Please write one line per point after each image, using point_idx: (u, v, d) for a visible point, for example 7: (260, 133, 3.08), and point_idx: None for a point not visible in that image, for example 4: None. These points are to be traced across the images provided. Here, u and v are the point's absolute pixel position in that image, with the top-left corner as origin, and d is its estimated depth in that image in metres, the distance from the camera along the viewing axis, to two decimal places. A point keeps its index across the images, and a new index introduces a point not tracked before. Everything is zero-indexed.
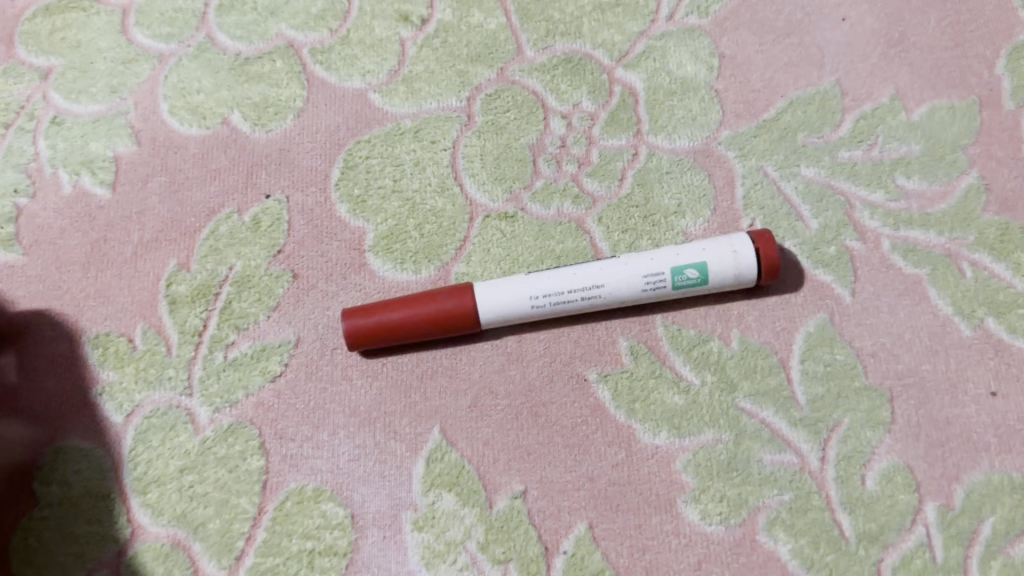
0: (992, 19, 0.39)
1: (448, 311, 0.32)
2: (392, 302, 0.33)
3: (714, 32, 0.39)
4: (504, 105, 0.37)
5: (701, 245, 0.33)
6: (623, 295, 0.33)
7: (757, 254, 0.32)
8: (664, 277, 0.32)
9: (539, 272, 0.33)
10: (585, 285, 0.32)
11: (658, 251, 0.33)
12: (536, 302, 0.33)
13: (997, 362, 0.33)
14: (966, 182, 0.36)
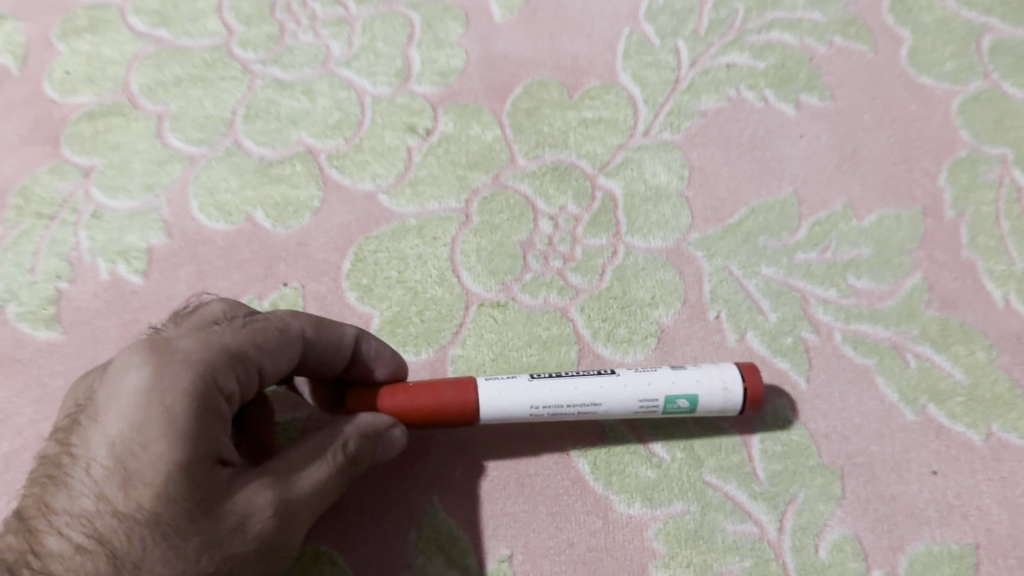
0: (933, 139, 0.44)
1: (452, 403, 0.34)
2: (400, 390, 0.35)
3: (686, 146, 0.44)
4: (498, 207, 0.42)
5: (696, 376, 0.35)
6: (612, 413, 0.35)
7: (745, 393, 0.34)
8: (656, 402, 0.35)
9: (542, 381, 0.34)
10: (584, 401, 0.34)
11: (656, 375, 0.35)
12: (534, 411, 0.34)
13: (938, 443, 0.37)
14: (910, 282, 0.40)
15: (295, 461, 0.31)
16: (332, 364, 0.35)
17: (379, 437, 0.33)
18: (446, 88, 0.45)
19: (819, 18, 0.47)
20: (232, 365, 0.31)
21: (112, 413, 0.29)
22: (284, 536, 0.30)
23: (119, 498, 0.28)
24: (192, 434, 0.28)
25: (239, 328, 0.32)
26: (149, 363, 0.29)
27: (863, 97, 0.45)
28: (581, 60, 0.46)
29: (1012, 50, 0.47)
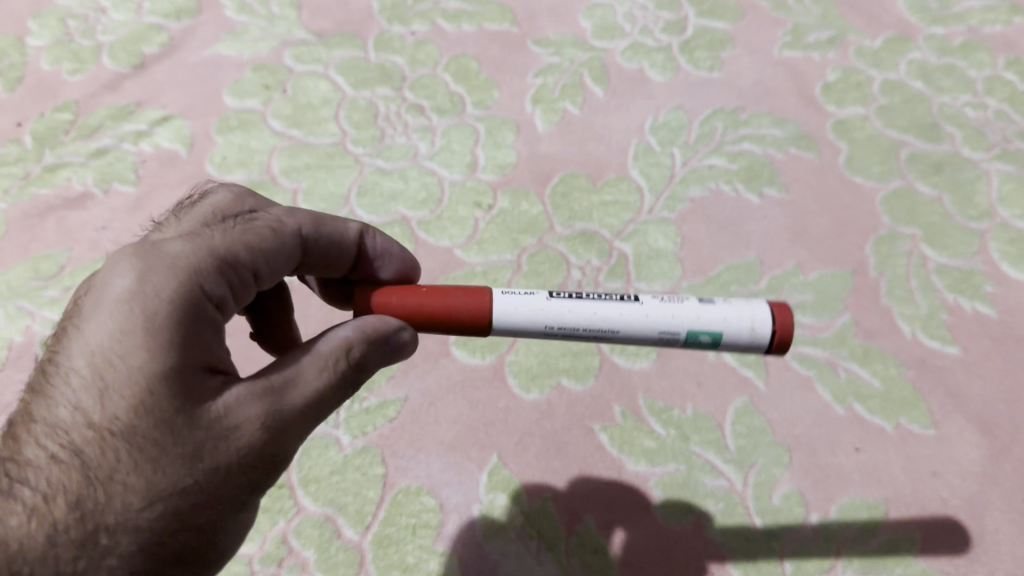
0: (863, 221, 0.60)
1: (466, 311, 0.38)
2: (415, 297, 0.39)
3: (679, 222, 0.59)
4: (542, 259, 0.57)
5: (724, 314, 0.38)
6: (633, 338, 0.38)
7: (772, 334, 0.38)
8: (678, 334, 0.38)
9: (561, 304, 0.38)
10: (601, 326, 0.38)
11: (681, 310, 0.38)
12: (549, 328, 0.39)
13: (861, 431, 0.51)
14: (841, 319, 0.55)
15: (290, 373, 0.34)
16: (337, 257, 0.41)
17: (377, 347, 0.37)
18: (503, 177, 0.61)
19: (778, 134, 0.64)
20: (224, 266, 0.35)
21: (94, 325, 0.33)
22: (272, 444, 0.34)
23: (96, 409, 0.33)
24: (173, 342, 0.33)
25: (230, 232, 0.36)
26: (133, 274, 0.33)
27: (810, 190, 0.61)
28: (602, 159, 0.63)
29: (922, 161, 0.63)
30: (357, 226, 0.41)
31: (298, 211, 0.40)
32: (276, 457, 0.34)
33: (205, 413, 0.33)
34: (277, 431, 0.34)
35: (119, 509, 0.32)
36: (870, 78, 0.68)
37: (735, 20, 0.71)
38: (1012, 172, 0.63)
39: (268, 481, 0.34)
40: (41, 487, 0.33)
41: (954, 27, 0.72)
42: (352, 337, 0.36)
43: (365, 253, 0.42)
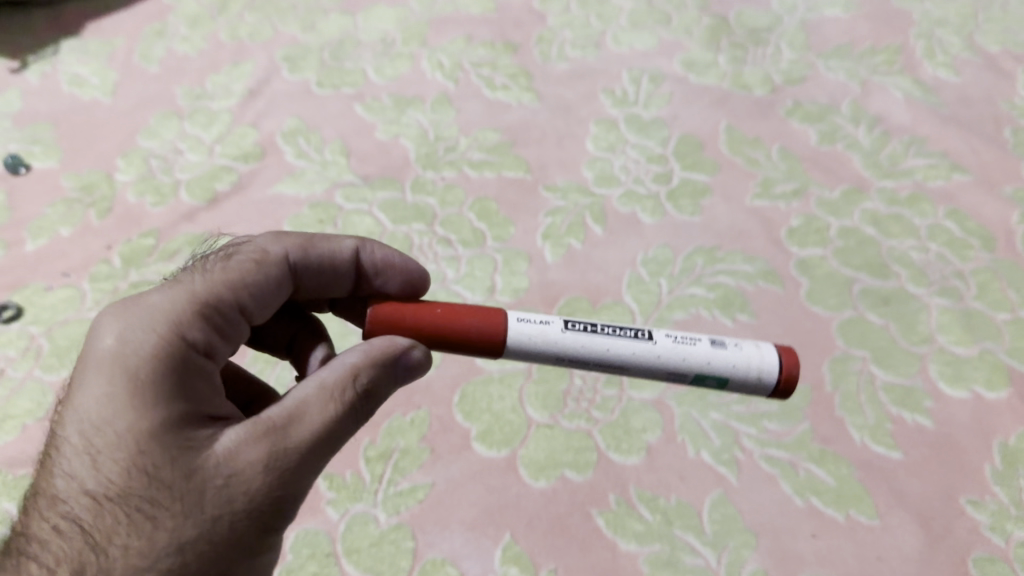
0: (821, 344, 0.71)
1: (480, 335, 0.48)
2: (433, 324, 0.49)
3: None
4: (549, 369, 0.68)
5: (734, 361, 0.49)
6: (641, 373, 0.49)
7: (776, 381, 0.49)
8: (687, 373, 0.49)
9: (579, 342, 0.48)
10: (613, 361, 0.49)
11: (690, 357, 0.48)
12: (562, 358, 0.49)
13: (817, 520, 0.61)
14: (801, 427, 0.65)
15: (280, 414, 0.44)
16: (334, 269, 0.53)
17: (376, 373, 0.46)
18: (517, 299, 0.74)
19: (750, 269, 0.76)
20: (211, 306, 0.46)
21: (83, 402, 0.43)
22: (270, 479, 0.42)
23: (95, 475, 0.42)
24: (154, 402, 0.43)
25: (209, 281, 0.47)
26: (112, 347, 0.44)
27: (776, 317, 0.73)
28: (601, 286, 0.74)
29: (872, 294, 0.75)
30: (348, 246, 0.54)
31: (286, 239, 0.51)
32: (276, 494, 0.43)
33: (198, 460, 0.42)
34: (278, 470, 0.42)
35: (124, 559, 0.41)
36: (829, 224, 0.80)
37: (714, 174, 0.84)
38: (949, 306, 0.74)
39: (270, 519, 0.43)
40: (51, 556, 0.42)
41: (901, 182, 0.85)
42: (347, 374, 0.45)
43: (362, 266, 0.54)
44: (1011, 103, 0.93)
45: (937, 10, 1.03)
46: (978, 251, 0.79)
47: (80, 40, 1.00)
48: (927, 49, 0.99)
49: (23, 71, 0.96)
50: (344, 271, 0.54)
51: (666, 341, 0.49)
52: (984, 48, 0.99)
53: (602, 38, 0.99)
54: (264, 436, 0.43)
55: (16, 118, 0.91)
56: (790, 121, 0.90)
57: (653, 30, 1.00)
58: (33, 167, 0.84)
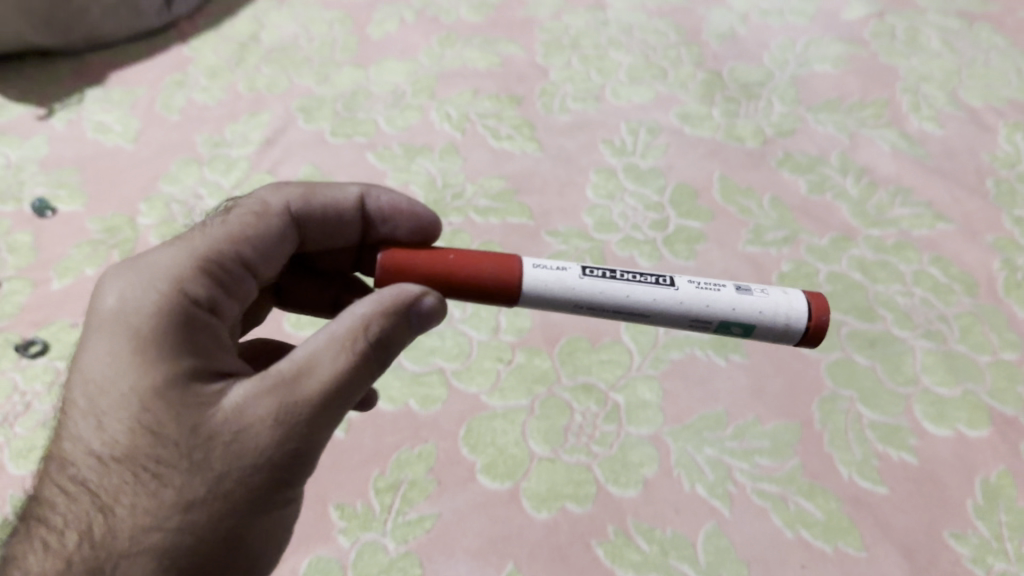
0: (810, 382, 0.74)
1: (498, 283, 0.53)
2: (451, 270, 0.53)
3: (663, 378, 0.74)
4: (551, 406, 0.72)
5: (760, 308, 0.52)
6: (663, 320, 0.53)
7: (805, 328, 0.53)
8: (711, 321, 0.53)
9: (600, 289, 0.52)
10: (634, 309, 0.53)
11: (712, 304, 0.52)
12: (582, 305, 0.53)
13: (806, 552, 0.64)
14: (791, 462, 0.69)
15: (286, 367, 0.47)
16: (343, 214, 0.61)
17: (386, 323, 0.49)
18: (520, 338, 0.77)
19: None
20: (215, 255, 0.53)
21: (91, 365, 0.48)
22: (275, 431, 0.46)
23: (101, 435, 0.46)
24: (156, 361, 0.47)
25: (212, 234, 0.54)
26: (114, 309, 0.49)
27: (768, 358, 0.76)
28: (600, 327, 0.78)
29: (859, 337, 0.78)
30: (354, 194, 0.61)
31: (289, 192, 0.59)
32: (283, 446, 0.46)
33: (202, 416, 0.46)
34: (282, 422, 0.46)
35: (133, 512, 0.45)
36: (818, 270, 0.84)
37: (708, 221, 0.89)
38: (932, 348, 0.77)
39: (277, 469, 0.46)
40: (66, 513, 0.47)
41: (888, 230, 0.89)
42: (354, 326, 0.48)
43: (367, 209, 0.62)
44: (992, 156, 0.98)
45: (922, 67, 1.08)
46: (960, 296, 0.82)
47: (104, 90, 1.05)
48: (912, 103, 1.04)
49: (49, 118, 1.01)
50: (352, 216, 0.62)
51: (687, 288, 0.53)
52: (967, 102, 1.04)
53: (601, 91, 1.05)
54: (268, 390, 0.46)
55: (42, 163, 0.95)
56: (781, 172, 0.95)
57: (650, 84, 1.06)
58: (58, 210, 0.89)
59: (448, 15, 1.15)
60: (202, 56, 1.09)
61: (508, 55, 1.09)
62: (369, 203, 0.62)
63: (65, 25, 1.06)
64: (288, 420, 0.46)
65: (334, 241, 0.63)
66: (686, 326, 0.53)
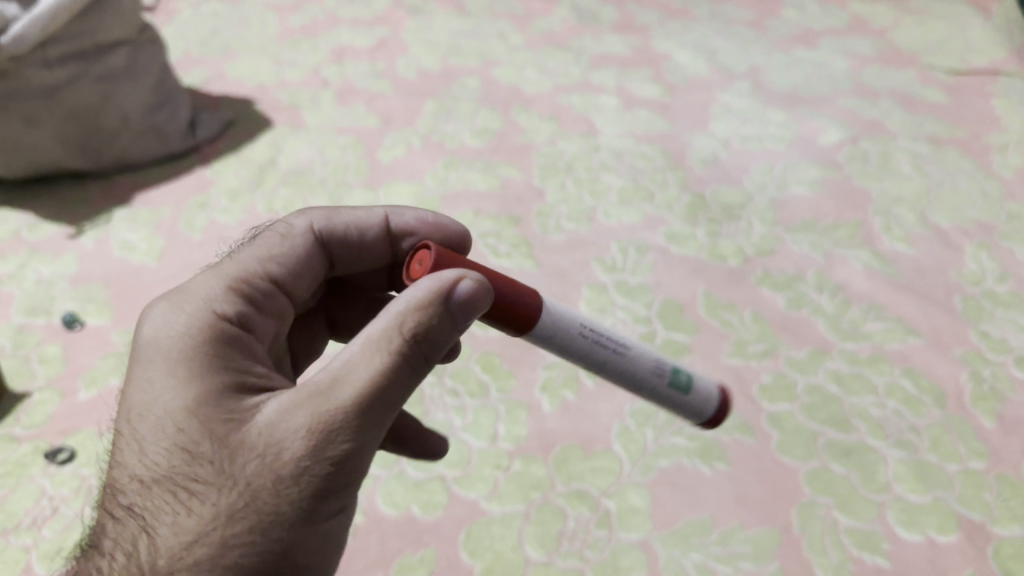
0: (790, 489, 0.80)
1: (529, 300, 0.57)
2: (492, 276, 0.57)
3: (651, 485, 0.80)
4: (545, 512, 0.77)
5: (696, 377, 0.62)
6: (639, 362, 0.59)
7: (715, 413, 0.63)
8: (670, 373, 0.61)
9: (592, 322, 0.59)
10: (619, 343, 0.59)
11: (667, 359, 0.61)
12: (583, 330, 0.58)
13: None
14: (771, 568, 0.74)
15: (320, 377, 0.51)
16: (369, 232, 0.69)
17: (422, 320, 0.51)
18: (517, 445, 0.83)
19: (726, 421, 0.85)
20: (245, 278, 0.62)
21: (135, 397, 0.55)
22: (304, 439, 0.49)
23: (146, 460, 0.53)
24: (191, 386, 0.53)
25: (240, 260, 0.63)
26: (151, 340, 0.56)
27: (751, 468, 0.82)
28: (592, 435, 0.84)
29: (835, 447, 0.83)
30: (379, 212, 0.70)
31: (316, 214, 0.68)
32: (312, 452, 0.49)
33: (235, 433, 0.51)
34: (315, 431, 0.49)
35: (174, 527, 0.50)
36: (796, 382, 0.90)
37: (692, 335, 0.96)
38: (903, 457, 0.83)
39: (310, 476, 0.49)
40: (119, 536, 0.52)
41: (861, 344, 0.95)
42: (389, 328, 0.51)
43: (391, 229, 0.70)
44: (960, 273, 1.04)
45: (893, 190, 1.16)
46: (930, 407, 0.88)
47: (130, 210, 1.12)
48: (884, 224, 1.11)
49: (79, 237, 1.08)
50: (379, 232, 0.70)
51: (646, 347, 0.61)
52: (935, 223, 1.11)
53: (593, 212, 1.13)
54: (302, 401, 0.50)
55: (71, 279, 1.02)
56: (761, 288, 1.02)
57: (639, 206, 1.14)
58: (86, 323, 0.95)
59: (452, 141, 1.25)
60: (223, 179, 1.17)
61: (508, 178, 1.18)
62: (392, 222, 0.70)
63: (96, 149, 1.15)
64: (319, 428, 0.49)
65: (363, 261, 0.71)
66: (651, 378, 0.60)
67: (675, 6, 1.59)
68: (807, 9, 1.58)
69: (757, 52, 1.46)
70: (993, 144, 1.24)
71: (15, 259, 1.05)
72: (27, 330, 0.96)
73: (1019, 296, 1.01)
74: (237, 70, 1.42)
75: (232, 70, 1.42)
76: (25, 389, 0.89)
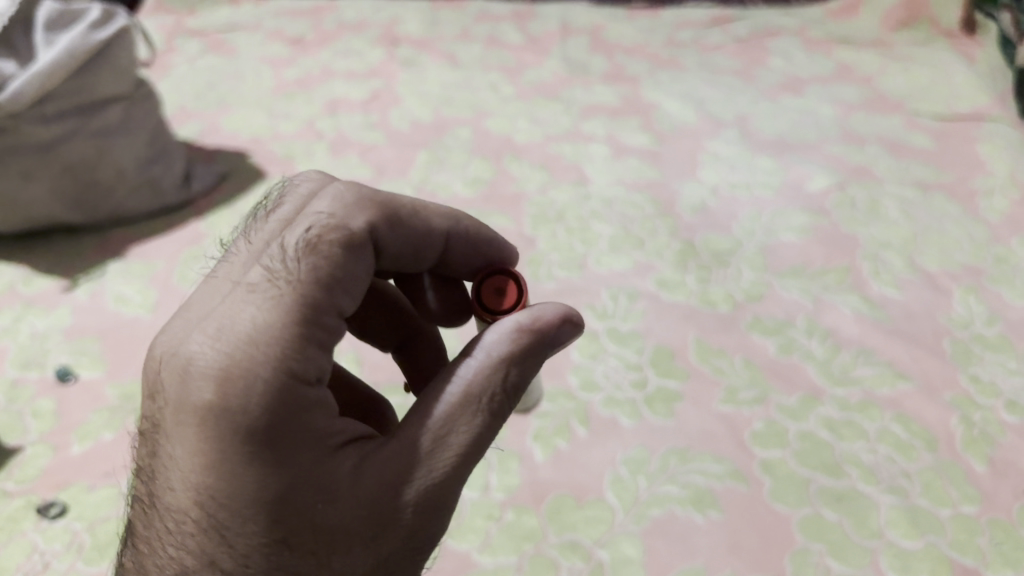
0: (782, 536, 0.81)
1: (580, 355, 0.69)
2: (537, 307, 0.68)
3: (644, 534, 0.81)
4: (538, 564, 0.79)
5: None
6: None
7: None
8: None
9: None
10: None
11: None
12: None
13: None
14: None
15: (419, 441, 0.55)
16: (422, 236, 0.65)
17: (516, 374, 0.58)
18: (510, 495, 0.84)
19: (719, 468, 0.86)
20: (306, 312, 0.55)
21: (209, 475, 0.52)
22: (418, 505, 0.55)
23: (236, 540, 0.52)
24: (277, 467, 0.52)
25: (302, 287, 0.55)
26: (217, 412, 0.52)
27: (744, 515, 0.82)
28: (585, 484, 0.85)
29: (827, 493, 0.84)
30: (440, 224, 0.66)
31: (377, 218, 0.61)
32: (426, 515, 0.55)
33: (339, 515, 0.53)
34: (422, 505, 0.55)
35: None
36: (787, 428, 0.90)
37: (684, 381, 0.96)
38: (896, 503, 0.83)
39: (422, 533, 0.55)
40: None
41: (852, 389, 0.95)
42: (487, 387, 0.57)
43: (448, 242, 0.67)
44: (949, 317, 1.05)
45: (881, 235, 1.18)
46: (922, 451, 0.88)
47: (124, 262, 1.13)
48: (872, 269, 1.12)
49: (73, 289, 1.09)
50: (434, 239, 0.66)
51: None
52: (923, 268, 1.12)
53: (584, 260, 1.14)
54: (405, 473, 0.55)
55: (66, 332, 1.02)
56: (751, 334, 1.02)
57: (629, 253, 1.15)
58: (79, 376, 0.96)
59: (444, 191, 1.27)
60: (217, 231, 1.18)
61: (499, 227, 1.20)
62: (452, 236, 0.67)
63: (93, 202, 1.17)
64: (427, 502, 0.55)
65: (407, 264, 0.66)
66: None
67: (663, 55, 1.62)
68: (793, 57, 1.60)
69: (744, 101, 1.49)
70: (979, 189, 1.26)
71: (10, 313, 1.06)
72: (21, 384, 0.96)
73: (1008, 340, 1.01)
74: (232, 123, 1.44)
75: (227, 123, 1.44)
76: (19, 444, 0.89)
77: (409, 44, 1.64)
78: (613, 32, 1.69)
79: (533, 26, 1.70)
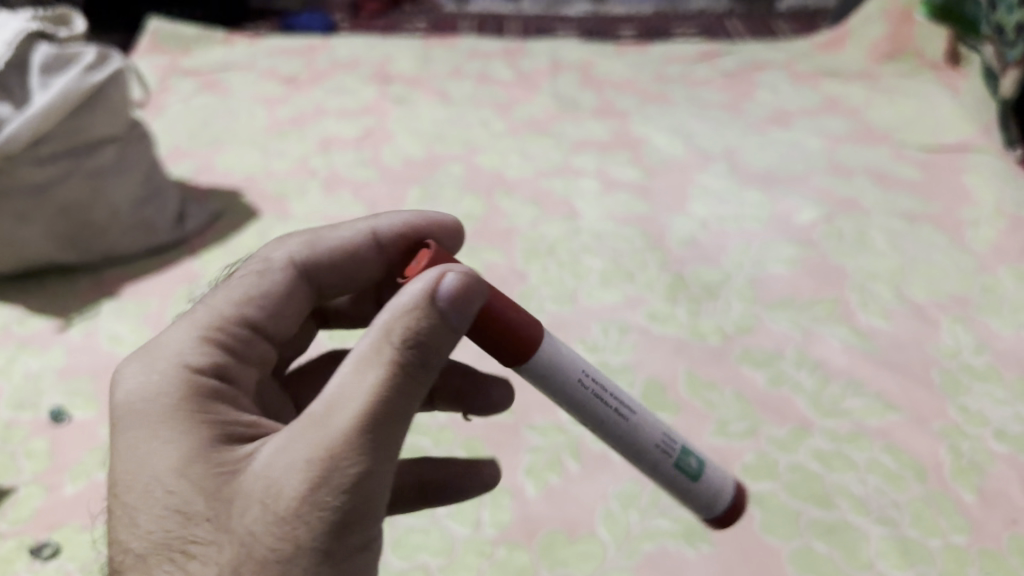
0: (773, 569, 0.81)
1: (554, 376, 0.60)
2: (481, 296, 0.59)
3: (636, 568, 0.81)
4: None
5: None
6: None
7: None
8: None
9: None
10: None
11: None
12: None
13: None
14: None
15: (313, 409, 0.51)
16: (349, 251, 0.69)
17: (418, 325, 0.51)
18: (502, 531, 0.84)
19: None
20: (216, 326, 0.63)
21: (121, 466, 0.56)
22: (303, 469, 0.49)
23: (142, 529, 0.53)
24: (173, 443, 0.55)
25: (216, 308, 0.64)
26: (129, 405, 0.58)
27: (735, 548, 0.82)
28: (577, 519, 0.85)
29: (817, 525, 0.84)
30: (364, 229, 0.69)
31: (296, 243, 0.68)
32: (313, 480, 0.48)
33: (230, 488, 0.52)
34: (311, 472, 0.48)
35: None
36: (777, 460, 0.91)
37: (675, 415, 0.97)
38: (886, 534, 0.83)
39: (318, 508, 0.48)
40: None
41: (842, 421, 0.96)
42: (381, 341, 0.51)
43: (379, 243, 0.69)
44: (937, 347, 1.06)
45: (869, 266, 1.19)
46: (911, 481, 0.88)
47: (118, 301, 1.14)
48: (860, 300, 1.14)
49: (68, 329, 1.10)
50: (361, 248, 0.69)
51: None
52: (911, 298, 1.14)
53: (575, 293, 1.15)
54: (293, 441, 0.50)
55: (60, 371, 1.03)
56: (741, 366, 1.03)
57: (620, 287, 1.16)
58: (73, 416, 0.96)
59: None
60: (210, 269, 1.19)
61: (490, 263, 1.21)
62: (381, 236, 0.69)
63: (86, 241, 1.18)
64: (316, 462, 0.48)
65: (347, 277, 0.70)
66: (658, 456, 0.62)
67: (652, 90, 1.65)
68: (780, 90, 1.63)
69: (732, 134, 1.51)
70: (965, 219, 1.27)
71: (4, 353, 1.07)
72: (15, 424, 0.96)
73: (996, 369, 1.02)
74: (225, 161, 1.45)
75: (221, 162, 1.45)
76: (12, 484, 0.90)
77: (402, 82, 1.66)
78: (602, 68, 1.71)
79: (523, 63, 1.73)
